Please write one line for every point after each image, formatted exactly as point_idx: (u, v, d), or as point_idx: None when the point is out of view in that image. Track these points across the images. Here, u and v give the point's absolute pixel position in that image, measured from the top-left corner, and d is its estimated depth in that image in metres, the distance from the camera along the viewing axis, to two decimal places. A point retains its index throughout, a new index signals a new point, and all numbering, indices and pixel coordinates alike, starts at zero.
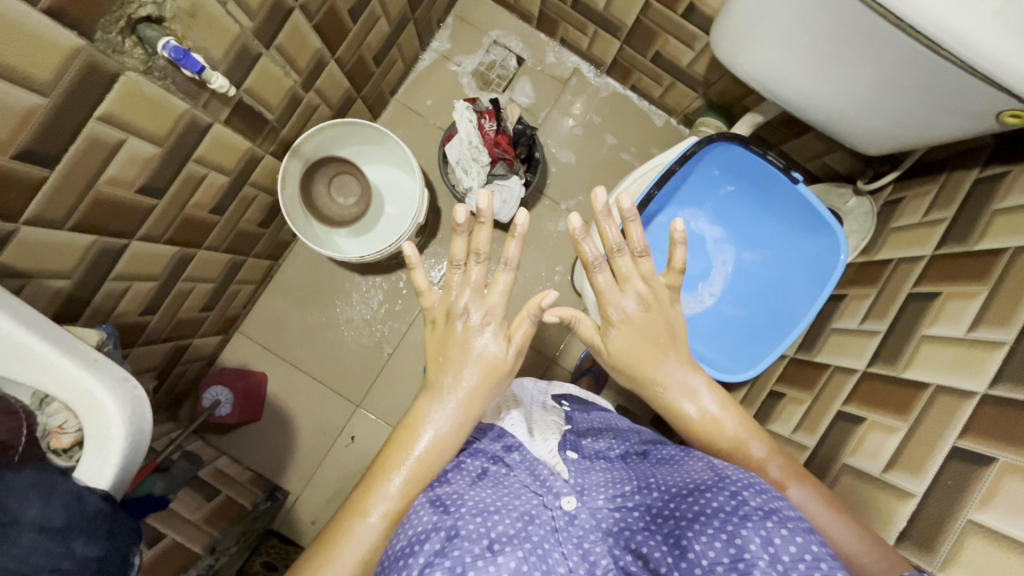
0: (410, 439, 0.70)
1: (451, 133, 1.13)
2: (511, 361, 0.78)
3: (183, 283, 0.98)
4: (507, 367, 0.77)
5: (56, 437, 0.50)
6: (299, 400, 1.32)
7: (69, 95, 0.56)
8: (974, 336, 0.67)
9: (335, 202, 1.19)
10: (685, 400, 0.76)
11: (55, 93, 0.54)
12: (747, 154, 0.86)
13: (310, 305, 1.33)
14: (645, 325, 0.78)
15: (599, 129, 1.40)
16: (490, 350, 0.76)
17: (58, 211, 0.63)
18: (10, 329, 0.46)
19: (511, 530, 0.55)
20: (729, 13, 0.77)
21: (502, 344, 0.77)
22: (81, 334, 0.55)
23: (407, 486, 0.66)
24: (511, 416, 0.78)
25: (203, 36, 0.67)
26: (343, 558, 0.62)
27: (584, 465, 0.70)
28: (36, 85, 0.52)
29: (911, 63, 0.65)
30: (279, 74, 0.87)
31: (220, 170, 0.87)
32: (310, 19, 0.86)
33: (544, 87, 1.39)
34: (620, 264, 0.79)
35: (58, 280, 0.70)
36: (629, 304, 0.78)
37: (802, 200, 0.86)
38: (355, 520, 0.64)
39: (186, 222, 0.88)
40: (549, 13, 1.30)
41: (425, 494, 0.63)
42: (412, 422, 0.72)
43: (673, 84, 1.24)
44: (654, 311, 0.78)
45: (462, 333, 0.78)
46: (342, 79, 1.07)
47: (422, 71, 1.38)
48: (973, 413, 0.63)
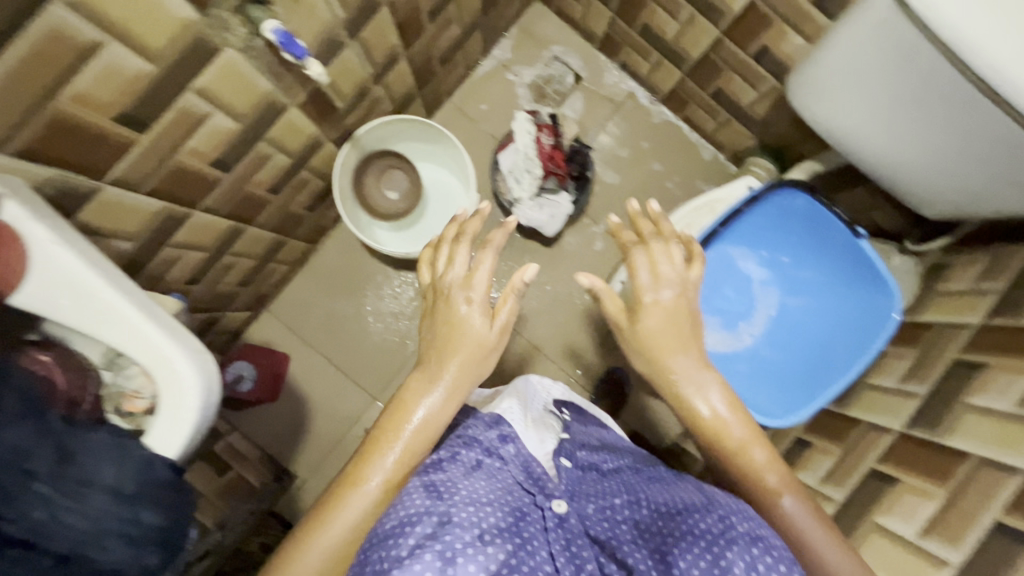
0: (404, 416, 0.67)
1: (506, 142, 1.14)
2: (495, 341, 0.73)
3: (229, 257, 0.99)
4: (489, 341, 0.73)
5: (131, 401, 0.54)
6: (318, 386, 1.32)
7: (173, 67, 0.57)
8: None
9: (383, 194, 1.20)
10: (697, 397, 0.75)
11: (163, 62, 0.55)
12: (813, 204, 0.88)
13: (340, 292, 1.33)
14: (676, 310, 0.79)
15: (647, 155, 1.40)
16: (469, 334, 0.72)
17: (138, 176, 0.64)
18: (110, 296, 0.51)
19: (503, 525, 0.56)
20: (812, 62, 0.77)
21: (483, 323, 0.73)
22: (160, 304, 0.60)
23: (401, 463, 0.65)
24: (507, 405, 0.74)
25: (299, 21, 0.68)
26: (337, 526, 0.61)
27: (576, 474, 0.67)
28: (149, 53, 0.53)
29: (993, 137, 0.65)
30: (356, 66, 0.88)
31: (284, 151, 0.88)
32: (394, 15, 0.87)
33: (598, 107, 1.41)
34: (653, 249, 0.83)
35: (122, 242, 0.70)
36: (663, 292, 0.79)
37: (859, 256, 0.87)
38: (351, 490, 0.63)
39: (245, 198, 0.89)
40: (613, 36, 1.31)
41: (418, 476, 0.62)
42: (401, 399, 0.69)
43: (729, 121, 1.25)
44: (686, 298, 0.80)
45: (450, 312, 0.74)
46: (408, 76, 1.08)
47: (480, 77, 1.39)
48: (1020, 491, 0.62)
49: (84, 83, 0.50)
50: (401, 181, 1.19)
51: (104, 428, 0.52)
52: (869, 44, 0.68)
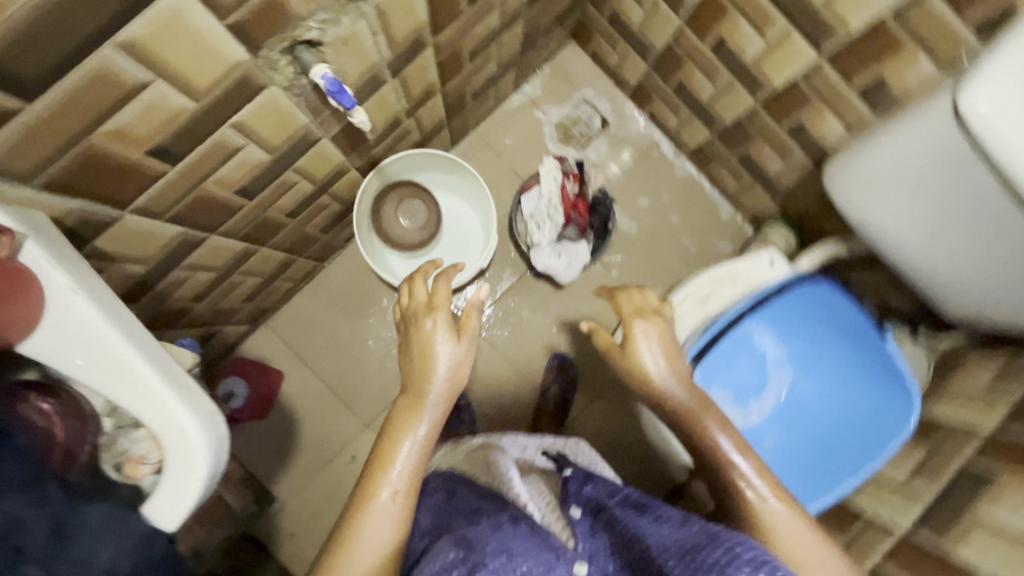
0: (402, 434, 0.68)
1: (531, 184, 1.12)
2: (467, 354, 0.75)
3: (237, 276, 0.96)
4: (456, 353, 0.74)
5: (133, 466, 0.54)
6: (309, 407, 1.28)
7: (216, 103, 0.55)
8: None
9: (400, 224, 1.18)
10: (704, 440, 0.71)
11: (206, 99, 0.53)
12: (847, 305, 0.92)
13: (344, 313, 1.30)
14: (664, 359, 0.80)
15: (665, 207, 1.40)
16: (439, 359, 0.73)
17: (163, 203, 0.62)
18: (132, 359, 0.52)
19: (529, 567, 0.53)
20: (854, 161, 0.77)
21: (451, 338, 0.74)
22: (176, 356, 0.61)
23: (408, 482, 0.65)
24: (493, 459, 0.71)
25: (347, 61, 0.66)
26: (365, 546, 0.60)
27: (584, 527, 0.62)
28: (193, 92, 0.51)
29: None
30: (392, 101, 0.86)
31: (309, 179, 0.85)
32: (437, 55, 0.86)
33: (622, 154, 1.40)
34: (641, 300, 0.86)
35: (134, 265, 0.67)
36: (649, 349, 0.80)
37: (881, 357, 0.91)
38: (367, 508, 0.62)
39: (264, 222, 0.86)
40: (646, 88, 1.31)
41: (453, 531, 0.58)
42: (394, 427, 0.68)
43: (753, 185, 1.25)
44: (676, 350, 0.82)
45: (417, 333, 0.76)
46: (440, 109, 1.06)
47: (508, 110, 1.38)
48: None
49: (123, 117, 0.48)
50: (421, 213, 1.17)
51: (101, 500, 0.53)
52: (916, 153, 0.69)
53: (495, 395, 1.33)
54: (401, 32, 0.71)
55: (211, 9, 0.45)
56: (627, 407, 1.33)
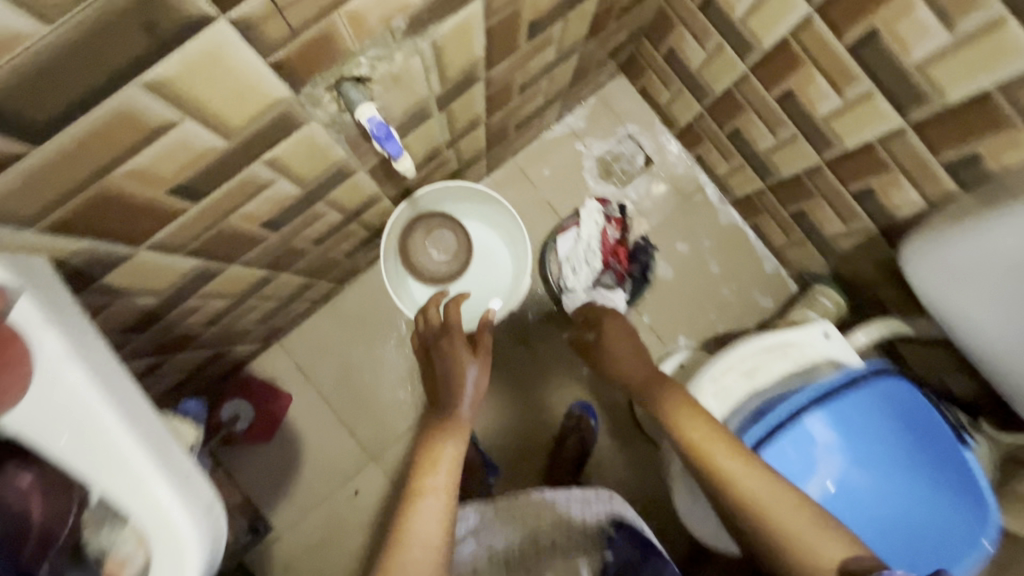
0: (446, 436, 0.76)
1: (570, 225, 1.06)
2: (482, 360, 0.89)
3: (253, 300, 0.90)
4: (473, 368, 0.87)
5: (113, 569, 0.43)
6: (315, 433, 1.22)
7: (250, 140, 0.49)
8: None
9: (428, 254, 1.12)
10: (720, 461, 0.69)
11: (238, 137, 0.48)
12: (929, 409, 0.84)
13: (360, 339, 1.25)
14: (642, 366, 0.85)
15: (705, 254, 1.33)
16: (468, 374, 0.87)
17: (182, 239, 0.57)
18: (120, 434, 0.43)
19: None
20: (947, 245, 0.70)
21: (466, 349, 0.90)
22: (178, 432, 0.55)
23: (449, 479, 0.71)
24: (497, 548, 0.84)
25: (395, 96, 0.61)
26: (418, 539, 0.64)
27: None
28: (225, 130, 0.46)
29: None
30: (435, 134, 0.81)
31: (339, 209, 0.80)
32: (488, 89, 0.80)
33: (664, 195, 1.33)
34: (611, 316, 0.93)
35: (145, 298, 0.62)
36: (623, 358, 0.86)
37: (959, 466, 0.82)
38: (422, 502, 0.67)
39: (287, 251, 0.81)
40: (696, 130, 1.24)
41: None
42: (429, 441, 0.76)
43: (803, 242, 1.18)
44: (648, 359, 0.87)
45: (447, 353, 0.91)
46: (481, 141, 1.01)
47: (548, 141, 1.32)
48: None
49: (145, 159, 0.43)
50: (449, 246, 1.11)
51: None
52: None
53: (510, 438, 1.26)
54: (454, 68, 0.66)
55: (255, 47, 0.40)
56: (648, 464, 1.26)
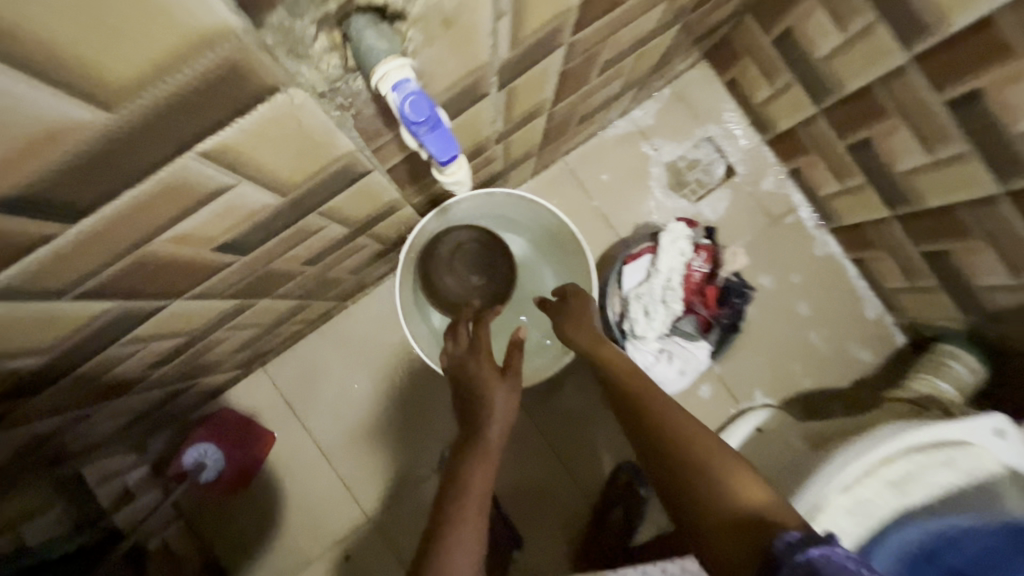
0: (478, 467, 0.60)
1: (644, 251, 0.81)
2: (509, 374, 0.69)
3: (222, 333, 0.67)
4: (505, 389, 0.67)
5: None
6: (301, 483, 0.99)
7: (168, 109, 0.26)
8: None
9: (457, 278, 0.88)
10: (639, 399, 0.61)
11: (134, 101, 0.25)
12: None
13: (364, 370, 1.01)
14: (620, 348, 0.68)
15: (794, 292, 1.07)
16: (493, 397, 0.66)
17: (71, 274, 0.33)
18: None
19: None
20: None
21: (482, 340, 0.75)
22: None
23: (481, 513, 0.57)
24: None
25: (440, 57, 0.37)
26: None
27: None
28: (102, 84, 0.23)
29: None
30: (486, 123, 0.56)
31: (342, 222, 0.56)
32: (566, 62, 0.55)
33: (747, 215, 1.08)
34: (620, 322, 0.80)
35: (26, 360, 0.39)
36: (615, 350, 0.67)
37: None
38: (453, 533, 0.54)
39: (267, 275, 0.57)
40: (798, 137, 0.99)
41: None
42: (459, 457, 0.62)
43: (932, 288, 0.92)
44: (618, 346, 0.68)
45: (472, 380, 0.68)
46: (537, 135, 0.76)
47: (608, 139, 1.07)
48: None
49: None
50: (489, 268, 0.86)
51: None
52: None
53: (538, 505, 1.02)
54: (534, 20, 0.41)
55: None
56: None
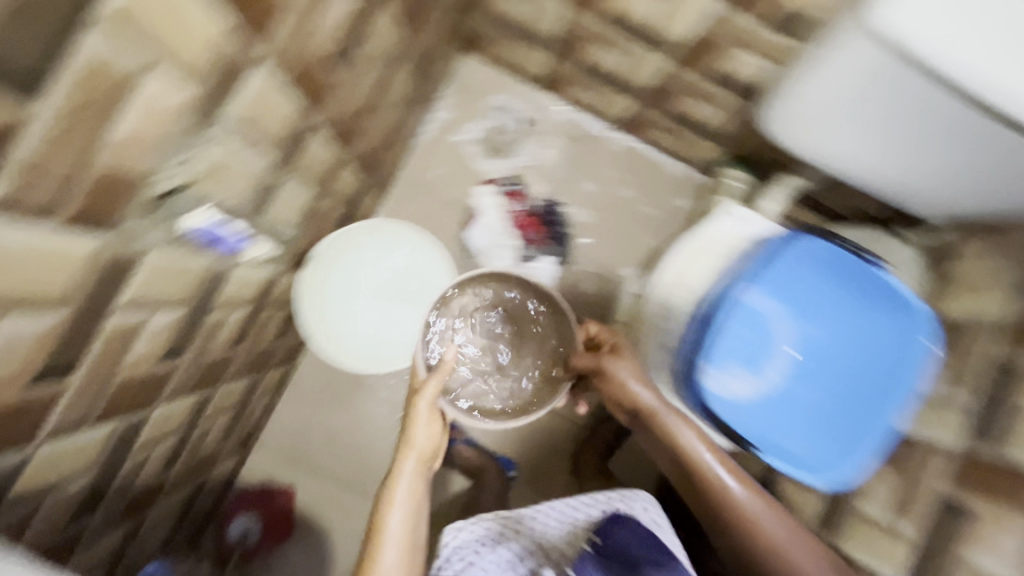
0: (393, 511, 0.79)
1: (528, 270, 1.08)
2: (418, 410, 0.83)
3: (205, 424, 0.89)
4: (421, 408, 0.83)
5: None
6: (330, 512, 1.22)
7: (89, 301, 0.48)
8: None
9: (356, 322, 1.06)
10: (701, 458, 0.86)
11: (73, 303, 0.46)
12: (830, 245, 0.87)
13: (333, 406, 1.24)
14: (682, 427, 0.87)
15: (614, 185, 1.34)
16: (414, 448, 0.82)
17: (81, 413, 0.55)
18: None
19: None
20: (795, 102, 0.79)
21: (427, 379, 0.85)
22: None
23: (399, 552, 0.78)
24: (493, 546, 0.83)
25: (227, 187, 0.60)
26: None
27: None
28: (55, 303, 0.45)
29: (974, 134, 0.68)
30: (298, 195, 0.80)
31: (240, 305, 0.79)
32: (329, 132, 0.79)
33: (551, 147, 1.34)
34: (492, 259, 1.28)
35: (79, 478, 0.61)
36: (672, 421, 0.88)
37: (874, 280, 0.84)
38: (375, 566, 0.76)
39: (209, 366, 0.79)
40: (553, 77, 1.25)
41: None
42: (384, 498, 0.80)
43: (691, 139, 1.21)
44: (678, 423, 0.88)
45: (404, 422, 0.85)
46: (353, 177, 1.00)
47: (424, 144, 1.32)
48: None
49: None
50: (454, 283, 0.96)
51: None
52: (850, 85, 0.70)
53: (510, 429, 1.26)
54: (276, 132, 0.65)
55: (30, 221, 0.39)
56: None
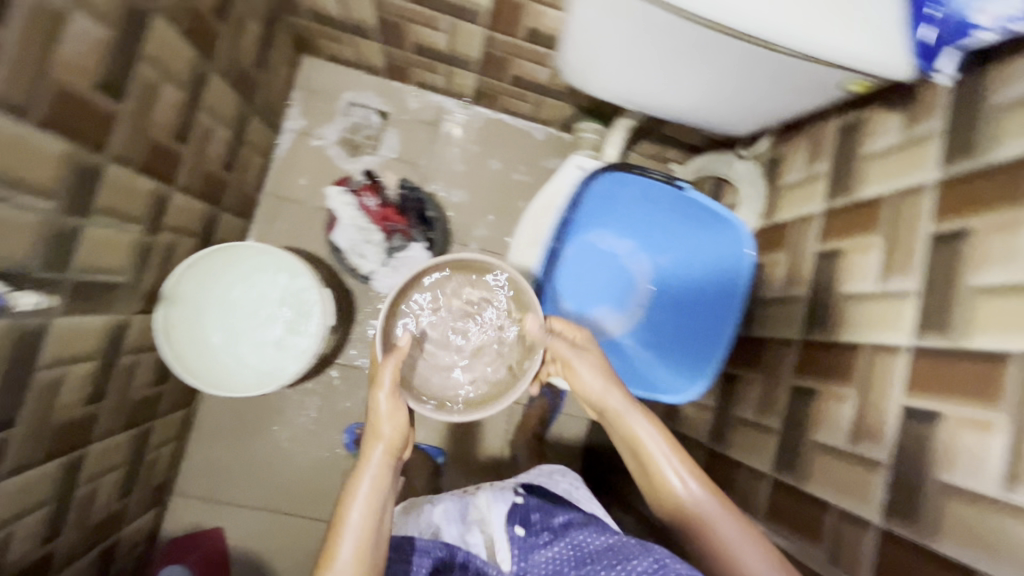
0: (352, 507, 0.69)
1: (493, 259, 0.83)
2: (383, 404, 0.74)
3: (83, 487, 0.87)
4: (385, 403, 0.74)
5: None
6: (266, 542, 1.21)
7: None
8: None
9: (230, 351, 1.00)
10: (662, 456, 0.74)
11: None
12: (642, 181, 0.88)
13: (246, 437, 1.23)
14: (643, 421, 0.77)
15: (483, 159, 1.36)
16: (382, 440, 0.73)
17: None
18: None
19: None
20: (570, 49, 0.75)
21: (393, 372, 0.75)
22: None
23: (360, 549, 0.66)
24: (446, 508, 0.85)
25: None
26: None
27: (528, 541, 0.75)
28: None
29: (731, 54, 0.66)
30: (114, 235, 0.78)
31: (77, 360, 0.76)
32: (131, 165, 0.77)
33: (414, 134, 1.34)
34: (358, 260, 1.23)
35: None
36: (628, 415, 0.77)
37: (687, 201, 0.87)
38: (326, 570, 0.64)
39: (61, 428, 0.77)
40: (395, 64, 1.24)
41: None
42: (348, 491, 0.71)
43: (541, 99, 1.23)
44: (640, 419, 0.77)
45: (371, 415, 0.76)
46: (193, 205, 0.97)
47: (283, 156, 1.29)
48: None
49: None
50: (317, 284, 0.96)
51: None
52: (607, 24, 0.67)
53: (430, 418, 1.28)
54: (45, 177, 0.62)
55: None
56: None
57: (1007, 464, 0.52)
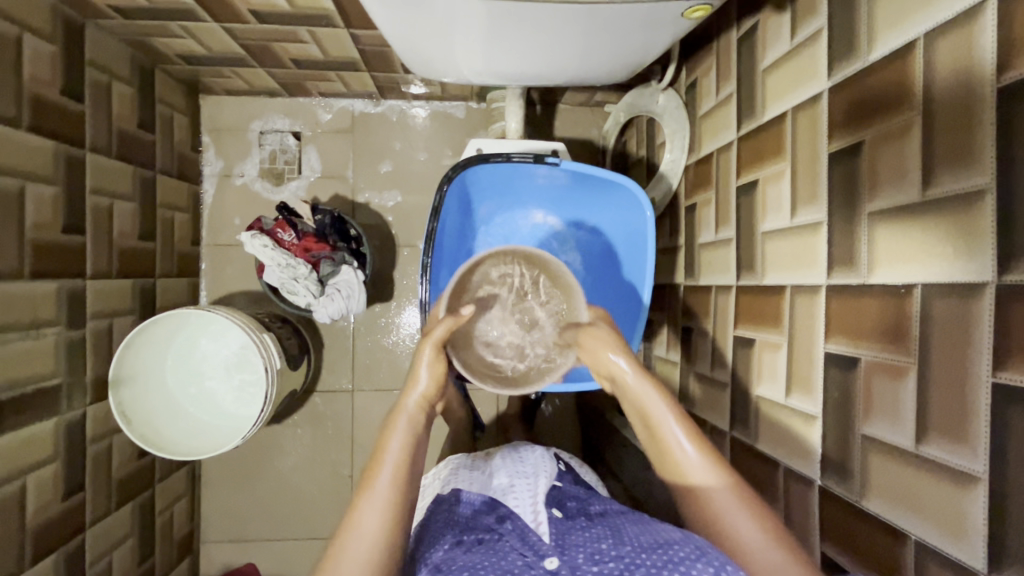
0: (394, 435, 0.61)
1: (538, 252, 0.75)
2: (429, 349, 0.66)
3: (94, 567, 0.94)
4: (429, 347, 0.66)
5: None
6: (296, 566, 1.30)
7: None
8: (933, 196, 0.46)
9: (203, 405, 1.04)
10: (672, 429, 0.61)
11: None
12: (520, 166, 0.78)
13: (252, 477, 1.29)
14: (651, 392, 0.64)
15: (408, 154, 1.30)
16: (418, 390, 0.65)
17: None
18: None
19: (660, 560, 0.53)
20: (402, 47, 0.70)
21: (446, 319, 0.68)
22: None
23: (397, 481, 0.58)
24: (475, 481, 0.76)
25: None
26: (359, 539, 0.54)
27: (566, 524, 0.63)
28: None
29: (551, 13, 0.59)
30: (29, 345, 0.80)
31: (36, 466, 0.81)
32: (18, 277, 0.78)
33: (332, 146, 1.29)
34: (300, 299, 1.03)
35: None
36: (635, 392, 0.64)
37: (571, 172, 0.78)
38: (363, 499, 0.57)
39: (42, 528, 0.83)
40: (287, 82, 1.18)
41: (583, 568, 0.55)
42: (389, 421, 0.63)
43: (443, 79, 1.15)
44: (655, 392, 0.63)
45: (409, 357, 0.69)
46: (115, 285, 0.99)
47: (210, 203, 1.28)
48: (994, 314, 0.41)
49: None
50: (250, 336, 0.96)
51: None
52: (414, 19, 0.61)
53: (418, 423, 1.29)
54: None
55: None
56: None
57: (915, 414, 0.47)
